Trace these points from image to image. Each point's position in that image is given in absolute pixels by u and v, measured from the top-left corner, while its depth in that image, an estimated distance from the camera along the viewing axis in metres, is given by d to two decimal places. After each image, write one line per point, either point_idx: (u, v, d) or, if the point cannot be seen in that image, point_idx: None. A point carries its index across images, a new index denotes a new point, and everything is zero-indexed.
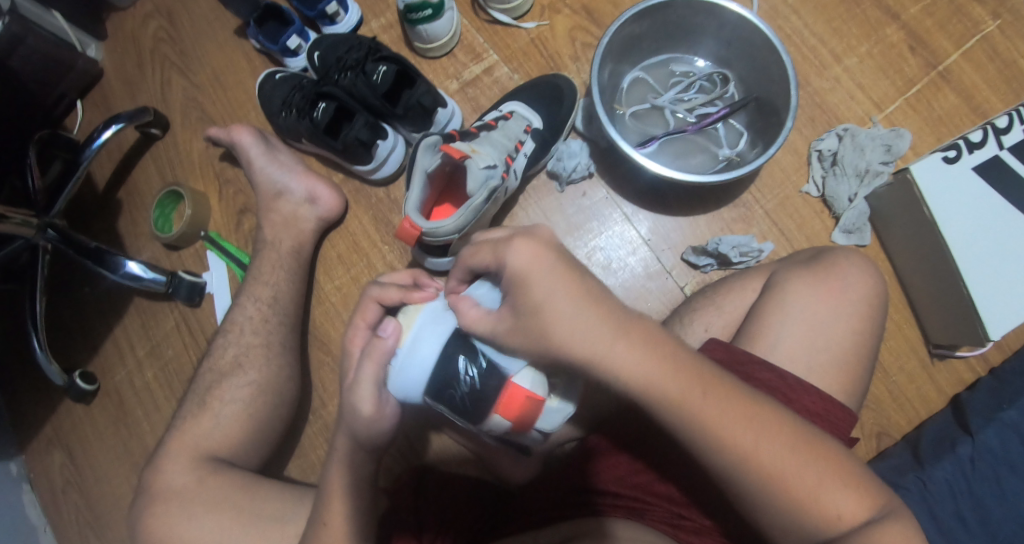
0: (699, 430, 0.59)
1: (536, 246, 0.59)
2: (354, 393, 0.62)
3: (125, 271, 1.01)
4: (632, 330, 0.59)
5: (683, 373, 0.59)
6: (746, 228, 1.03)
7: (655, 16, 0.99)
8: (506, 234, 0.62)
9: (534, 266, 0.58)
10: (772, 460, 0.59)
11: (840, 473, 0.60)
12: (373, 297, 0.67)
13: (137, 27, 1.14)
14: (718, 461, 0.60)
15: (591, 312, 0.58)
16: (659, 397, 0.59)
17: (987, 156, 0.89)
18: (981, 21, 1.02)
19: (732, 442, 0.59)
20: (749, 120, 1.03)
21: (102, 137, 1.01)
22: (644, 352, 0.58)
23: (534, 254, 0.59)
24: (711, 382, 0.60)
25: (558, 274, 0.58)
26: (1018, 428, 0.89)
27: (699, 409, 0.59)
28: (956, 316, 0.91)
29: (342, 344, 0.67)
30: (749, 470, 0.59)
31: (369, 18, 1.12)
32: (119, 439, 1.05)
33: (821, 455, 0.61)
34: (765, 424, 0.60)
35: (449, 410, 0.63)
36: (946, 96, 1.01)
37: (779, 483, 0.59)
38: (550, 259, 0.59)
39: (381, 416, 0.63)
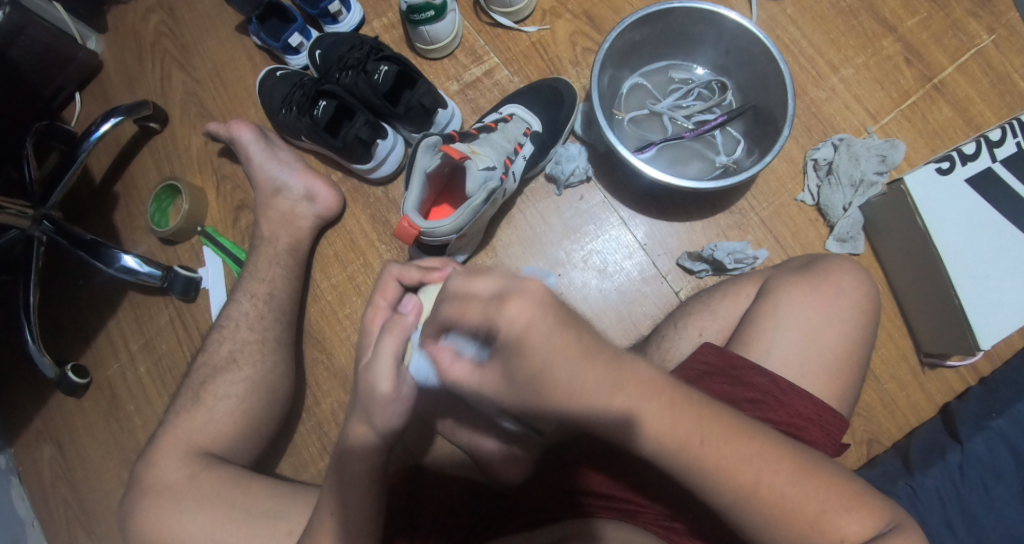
0: (697, 471, 0.59)
1: (533, 307, 0.51)
2: (371, 370, 0.64)
3: (121, 265, 1.00)
4: (631, 379, 0.56)
5: (679, 417, 0.58)
6: (741, 234, 1.04)
7: (656, 23, 1.00)
8: (494, 287, 0.53)
9: (530, 331, 0.51)
10: (776, 494, 0.60)
11: (845, 498, 0.61)
12: (394, 276, 0.70)
13: (138, 20, 1.14)
14: (721, 500, 0.60)
15: (594, 369, 0.54)
16: (654, 438, 0.58)
17: (980, 168, 0.91)
18: (977, 35, 1.04)
19: (732, 478, 0.59)
20: (746, 128, 1.04)
21: (100, 129, 1.01)
22: (640, 401, 0.57)
23: (530, 316, 0.51)
24: (708, 424, 0.59)
25: (557, 336, 0.52)
26: (1007, 437, 0.90)
27: (697, 451, 0.59)
28: (946, 325, 0.92)
29: (363, 324, 0.69)
30: (756, 510, 0.60)
31: (371, 17, 1.13)
32: (110, 433, 1.04)
33: (824, 481, 0.62)
34: (766, 463, 0.60)
35: (473, 390, 0.67)
36: (940, 109, 1.03)
37: (785, 515, 0.60)
38: (551, 320, 0.52)
39: (397, 396, 0.64)
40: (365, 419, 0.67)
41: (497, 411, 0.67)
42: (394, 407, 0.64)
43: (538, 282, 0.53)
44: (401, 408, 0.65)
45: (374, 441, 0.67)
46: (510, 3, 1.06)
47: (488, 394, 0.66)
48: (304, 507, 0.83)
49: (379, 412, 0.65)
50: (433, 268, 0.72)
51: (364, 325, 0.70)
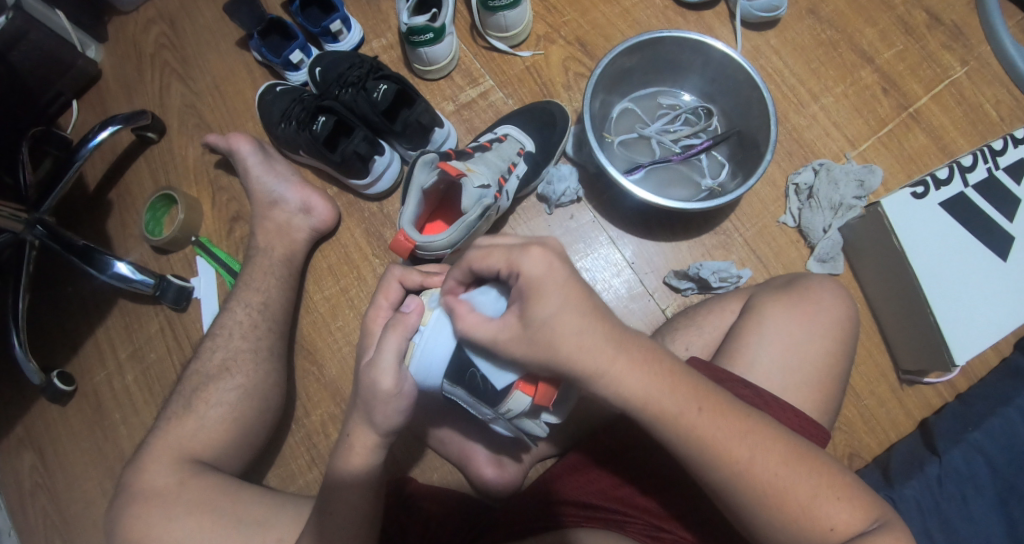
0: (693, 444, 0.64)
1: (552, 257, 0.63)
2: (375, 366, 0.65)
3: (113, 272, 1.01)
4: (632, 342, 0.64)
5: (680, 387, 0.64)
6: (726, 254, 1.08)
7: (646, 50, 1.05)
8: (519, 243, 0.65)
9: (547, 272, 0.63)
10: (768, 473, 0.63)
11: (836, 487, 0.64)
12: (397, 277, 0.73)
13: (139, 32, 1.16)
14: (717, 476, 0.64)
15: (600, 328, 0.63)
16: (657, 409, 0.63)
17: (952, 193, 0.96)
18: (950, 67, 1.10)
19: (725, 455, 0.63)
20: (730, 152, 1.09)
21: (98, 137, 1.02)
22: (643, 367, 0.64)
23: (548, 265, 0.63)
24: (703, 394, 0.65)
25: (570, 287, 0.63)
26: (983, 450, 0.94)
27: (695, 424, 0.64)
28: (922, 344, 0.96)
29: (365, 322, 0.73)
30: (748, 488, 0.63)
31: (370, 37, 1.16)
32: (94, 442, 1.03)
33: (812, 465, 0.64)
34: (760, 439, 0.64)
35: (468, 394, 0.66)
36: (916, 136, 1.08)
37: (774, 493, 0.63)
38: (565, 273, 0.63)
39: (399, 392, 0.66)
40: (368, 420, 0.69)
41: (493, 417, 0.66)
42: (396, 402, 0.66)
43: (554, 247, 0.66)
44: (403, 406, 0.67)
45: (380, 439, 0.70)
46: (507, 28, 1.10)
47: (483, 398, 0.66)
48: (295, 515, 0.83)
49: (381, 410, 0.67)
50: (433, 273, 0.75)
51: (365, 322, 0.73)
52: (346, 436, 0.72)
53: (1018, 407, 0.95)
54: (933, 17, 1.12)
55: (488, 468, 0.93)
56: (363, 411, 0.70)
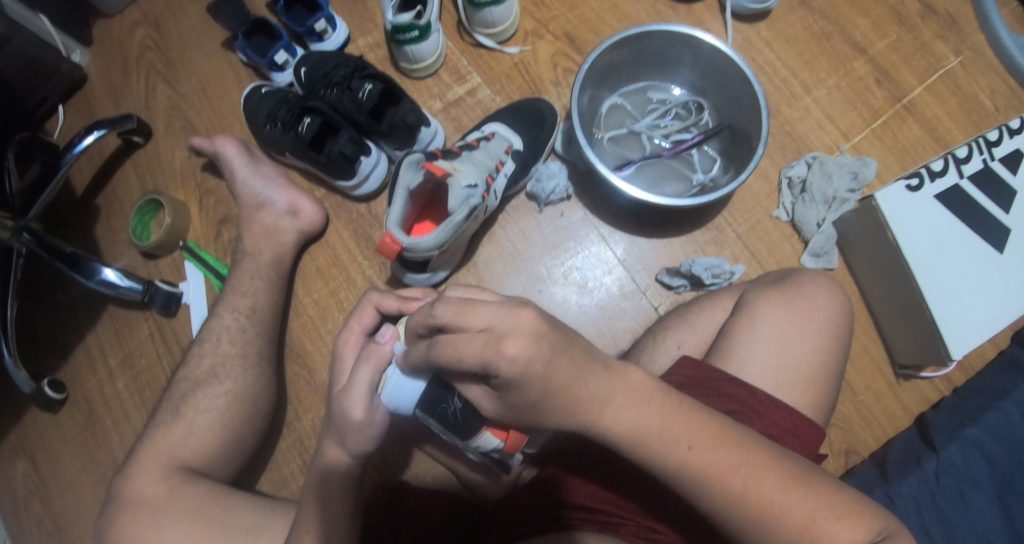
0: (688, 476, 0.62)
1: (527, 340, 0.55)
2: (345, 396, 0.65)
3: (101, 278, 1.00)
4: (619, 384, 0.62)
5: (675, 424, 0.62)
6: (718, 250, 1.07)
7: (634, 45, 1.03)
8: (485, 327, 0.54)
9: (529, 363, 0.55)
10: (766, 500, 0.61)
11: (834, 506, 0.62)
12: (372, 302, 0.71)
13: (124, 34, 1.15)
14: (715, 504, 0.62)
15: (589, 381, 0.60)
16: (654, 442, 0.61)
17: (947, 185, 0.94)
18: (944, 57, 1.08)
19: (722, 484, 0.61)
20: (722, 147, 1.07)
21: (83, 143, 1.01)
22: (634, 409, 0.61)
23: (526, 352, 0.54)
24: (697, 424, 0.63)
25: (554, 363, 0.57)
26: (981, 445, 0.92)
27: (688, 458, 0.61)
28: (918, 338, 0.95)
29: (336, 346, 0.72)
30: (747, 513, 0.61)
31: (356, 36, 1.15)
32: (86, 449, 1.03)
33: (810, 488, 0.63)
34: (755, 466, 0.62)
35: (438, 424, 0.65)
36: (910, 127, 1.06)
37: (775, 520, 0.61)
38: (546, 350, 0.56)
39: (370, 421, 0.66)
40: (339, 441, 0.69)
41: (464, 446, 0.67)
42: (368, 431, 0.66)
43: (532, 314, 0.56)
44: (375, 434, 0.67)
45: (351, 462, 0.70)
46: (493, 24, 1.08)
47: (454, 430, 0.65)
48: (285, 521, 0.83)
49: (353, 437, 0.67)
50: (412, 298, 0.73)
51: (337, 346, 0.72)
52: (322, 456, 0.72)
53: (1016, 401, 0.93)
54: (926, 7, 1.10)
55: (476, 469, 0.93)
56: (334, 432, 0.69)
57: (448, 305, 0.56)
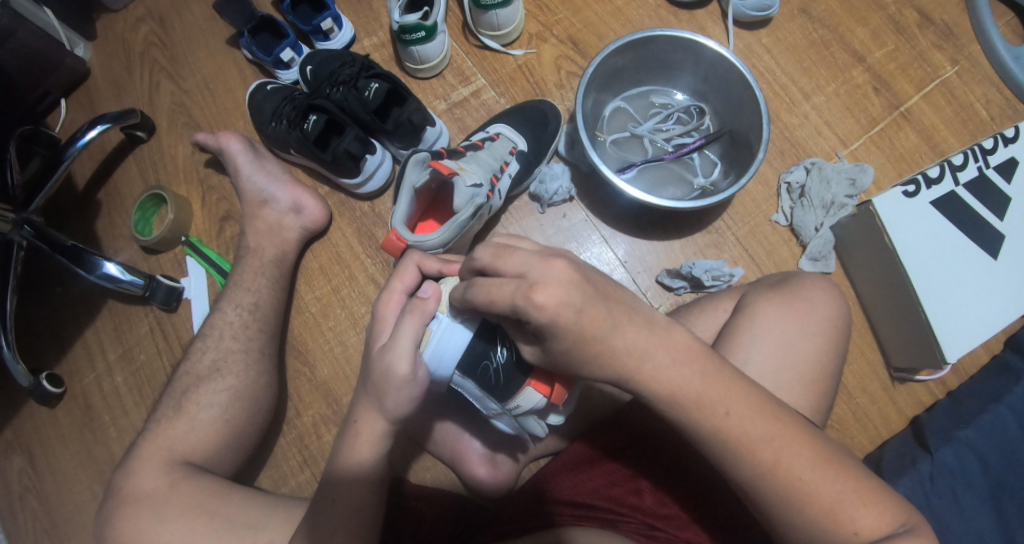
0: (721, 443, 0.64)
1: (560, 289, 0.59)
2: (390, 349, 0.66)
3: (102, 272, 1.00)
4: (660, 338, 0.63)
5: (714, 387, 0.63)
6: (718, 253, 1.08)
7: (638, 49, 1.05)
8: (522, 274, 0.60)
9: (558, 310, 0.58)
10: (795, 477, 0.63)
11: (861, 491, 0.63)
12: (414, 262, 0.73)
13: (128, 29, 1.15)
14: (743, 474, 0.64)
15: (624, 331, 0.62)
16: (688, 404, 0.63)
17: (943, 192, 0.96)
18: (940, 66, 1.11)
19: (754, 457, 0.63)
20: (722, 151, 1.09)
21: (86, 136, 1.01)
22: (673, 370, 0.63)
23: (559, 300, 0.59)
24: (738, 395, 0.64)
25: (585, 311, 0.60)
26: (974, 447, 0.94)
27: (723, 425, 0.63)
28: (914, 342, 0.97)
29: (377, 305, 0.72)
30: (774, 488, 0.63)
31: (362, 36, 1.15)
32: (84, 444, 1.02)
33: (839, 470, 0.63)
34: (788, 442, 0.63)
35: (478, 387, 0.68)
36: (906, 135, 1.09)
37: (800, 495, 0.63)
38: (576, 298, 0.60)
39: (414, 377, 0.66)
40: (379, 407, 0.69)
41: (500, 411, 0.69)
42: (409, 388, 0.66)
43: (564, 266, 0.60)
44: (415, 393, 0.67)
45: (388, 427, 0.70)
46: (499, 27, 1.10)
47: (493, 393, 0.68)
48: (288, 517, 0.82)
49: (393, 396, 0.67)
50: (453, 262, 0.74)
51: (377, 307, 0.72)
52: (354, 422, 0.71)
53: (1008, 404, 0.96)
54: (924, 17, 1.12)
55: (480, 467, 0.93)
56: (372, 395, 0.69)
57: (489, 250, 0.63)
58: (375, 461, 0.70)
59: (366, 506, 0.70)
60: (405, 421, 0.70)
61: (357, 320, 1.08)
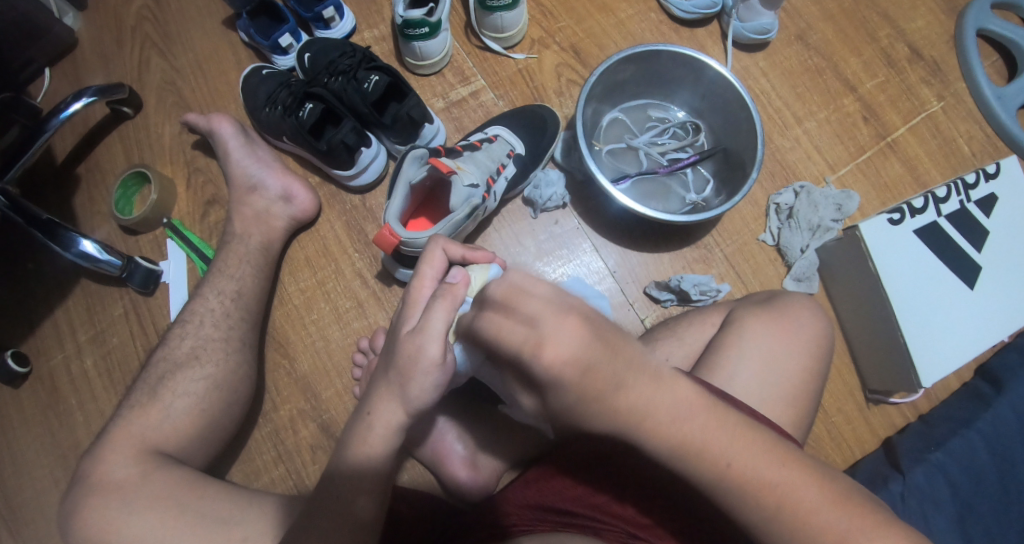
0: (727, 489, 0.62)
1: (570, 348, 0.55)
2: (422, 332, 0.66)
3: (79, 250, 0.96)
4: (665, 394, 0.60)
5: (719, 432, 0.61)
6: (706, 268, 1.09)
7: (641, 63, 1.06)
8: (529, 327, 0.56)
9: (567, 372, 0.55)
10: (805, 517, 0.61)
11: (873, 533, 0.61)
12: (440, 246, 0.75)
13: (120, 1, 1.11)
14: (750, 517, 0.62)
15: (630, 390, 0.58)
16: (692, 456, 0.61)
17: (926, 221, 1.00)
18: (927, 101, 1.15)
19: (761, 499, 0.61)
20: (715, 168, 1.10)
21: (70, 108, 0.97)
22: (678, 422, 0.60)
23: (567, 360, 0.55)
24: (741, 437, 0.62)
25: (593, 374, 0.56)
26: (944, 470, 0.97)
27: (727, 475, 0.61)
28: (891, 365, 0.99)
29: (409, 287, 0.72)
30: (786, 529, 0.61)
31: (363, 28, 1.14)
32: (47, 427, 0.98)
33: (850, 510, 0.62)
34: (797, 480, 0.62)
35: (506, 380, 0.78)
36: (893, 164, 1.12)
37: (812, 536, 0.61)
38: (588, 357, 0.55)
39: (442, 362, 0.67)
40: (399, 402, 0.69)
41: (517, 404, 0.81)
42: (436, 374, 0.67)
43: (576, 321, 0.56)
44: (440, 380, 0.67)
45: (404, 420, 0.69)
46: (503, 29, 1.10)
47: None
48: (263, 514, 0.80)
49: (418, 381, 0.67)
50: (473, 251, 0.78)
51: (409, 292, 0.73)
52: (369, 413, 0.70)
53: (977, 430, 0.99)
54: (914, 52, 1.17)
55: (462, 469, 0.93)
56: (393, 385, 0.69)
57: (504, 288, 0.59)
58: (375, 463, 0.69)
59: (360, 508, 0.69)
60: (421, 415, 0.70)
61: (341, 315, 1.05)
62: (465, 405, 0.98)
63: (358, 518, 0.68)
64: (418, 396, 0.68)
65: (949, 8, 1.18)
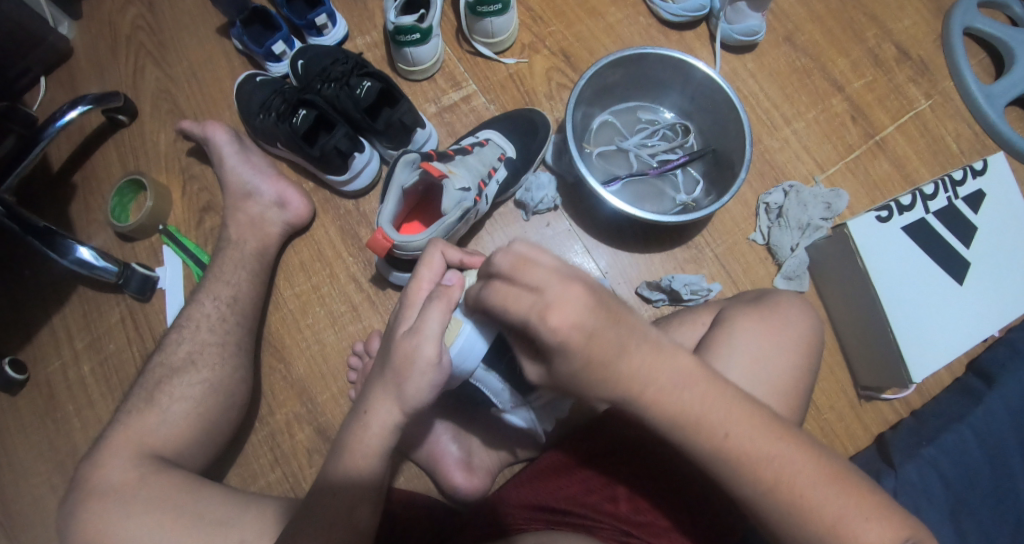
0: (722, 461, 0.63)
1: (574, 313, 0.58)
2: (419, 332, 0.68)
3: (76, 257, 0.97)
4: (666, 361, 0.62)
5: (717, 404, 0.63)
6: (697, 268, 1.11)
7: (630, 66, 1.07)
8: (537, 293, 0.59)
9: (572, 335, 0.58)
10: (799, 489, 0.63)
11: (864, 506, 0.63)
12: (439, 250, 0.76)
13: (115, 11, 1.13)
14: (745, 492, 0.64)
15: (631, 357, 0.61)
16: (690, 426, 0.63)
17: (914, 219, 1.01)
18: (915, 100, 1.16)
19: (755, 473, 0.63)
20: (705, 169, 1.11)
21: (66, 116, 0.98)
22: (678, 391, 0.62)
23: (573, 326, 0.58)
24: (738, 409, 0.64)
25: (596, 338, 0.59)
26: (937, 465, 0.98)
27: (723, 446, 0.63)
28: (882, 363, 1.00)
29: (407, 285, 0.74)
30: (781, 502, 0.63)
31: (355, 34, 1.15)
32: (45, 434, 0.99)
33: (843, 485, 0.64)
34: (793, 452, 0.64)
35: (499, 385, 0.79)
36: (881, 163, 1.14)
37: (806, 509, 0.63)
38: (592, 322, 0.59)
39: (438, 362, 0.68)
40: (396, 401, 0.69)
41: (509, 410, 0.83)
42: (432, 374, 0.68)
43: (581, 289, 0.59)
44: (436, 380, 0.68)
45: (400, 420, 0.70)
46: (494, 34, 1.11)
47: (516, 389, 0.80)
48: (260, 516, 0.80)
49: (414, 381, 0.68)
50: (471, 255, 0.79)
51: (406, 291, 0.74)
52: (365, 411, 0.71)
53: (970, 425, 1.00)
54: (901, 51, 1.18)
55: (458, 472, 0.94)
56: (390, 384, 0.70)
57: (509, 257, 0.62)
58: (372, 463, 0.70)
59: (358, 510, 0.70)
60: (416, 415, 0.71)
61: (336, 319, 1.06)
62: (460, 406, 0.99)
63: (358, 519, 0.69)
64: (416, 397, 0.69)
65: (936, 8, 1.20)
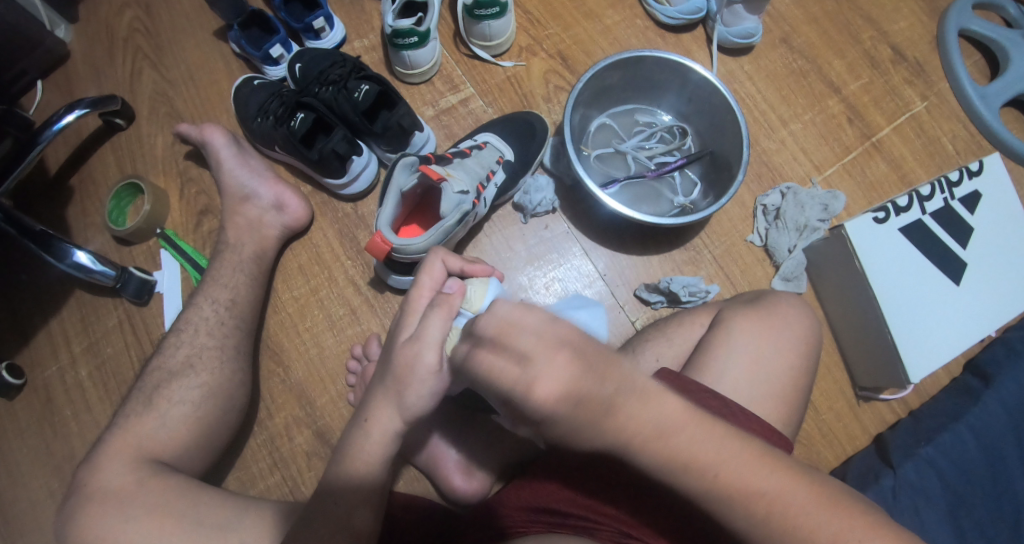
0: (716, 500, 0.60)
1: (563, 381, 0.55)
2: (419, 340, 0.68)
3: (73, 261, 0.97)
4: (653, 406, 0.58)
5: (705, 443, 0.59)
6: (695, 269, 1.11)
7: (628, 69, 1.08)
8: (522, 369, 0.55)
9: (558, 407, 0.55)
10: (797, 519, 0.59)
11: (863, 531, 0.59)
12: (439, 258, 0.76)
13: (113, 14, 1.13)
14: (739, 525, 0.60)
15: (619, 406, 0.57)
16: (683, 471, 0.59)
17: (911, 219, 1.02)
18: (911, 101, 1.17)
19: (750, 506, 0.59)
20: (703, 171, 1.12)
21: (63, 120, 0.98)
22: (667, 436, 0.58)
23: (562, 394, 0.55)
24: (728, 444, 0.60)
25: (584, 404, 0.56)
26: (934, 465, 0.98)
27: (715, 486, 0.59)
28: (879, 363, 1.00)
29: (407, 297, 0.73)
30: (777, 533, 0.59)
31: (352, 37, 1.15)
32: (43, 439, 0.98)
33: (840, 508, 0.60)
34: (789, 482, 0.60)
35: None
36: (877, 164, 1.14)
37: (806, 540, 0.59)
38: (581, 388, 0.55)
39: (440, 370, 0.68)
40: (397, 409, 0.70)
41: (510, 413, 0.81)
42: (433, 381, 0.68)
43: (567, 356, 0.56)
44: (437, 387, 0.68)
45: (401, 427, 0.70)
46: (492, 37, 1.11)
47: None
48: (260, 520, 0.80)
49: (415, 388, 0.68)
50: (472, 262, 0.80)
51: (407, 300, 0.74)
52: (366, 419, 0.71)
53: (967, 424, 1.00)
54: (897, 53, 1.19)
55: (457, 475, 0.94)
56: (392, 392, 0.70)
57: (493, 322, 0.58)
58: (374, 467, 0.70)
59: (359, 514, 0.70)
60: (416, 422, 0.71)
61: (335, 322, 1.06)
62: (459, 409, 0.99)
63: (356, 524, 0.69)
64: (418, 405, 0.69)
65: (931, 10, 1.20)
